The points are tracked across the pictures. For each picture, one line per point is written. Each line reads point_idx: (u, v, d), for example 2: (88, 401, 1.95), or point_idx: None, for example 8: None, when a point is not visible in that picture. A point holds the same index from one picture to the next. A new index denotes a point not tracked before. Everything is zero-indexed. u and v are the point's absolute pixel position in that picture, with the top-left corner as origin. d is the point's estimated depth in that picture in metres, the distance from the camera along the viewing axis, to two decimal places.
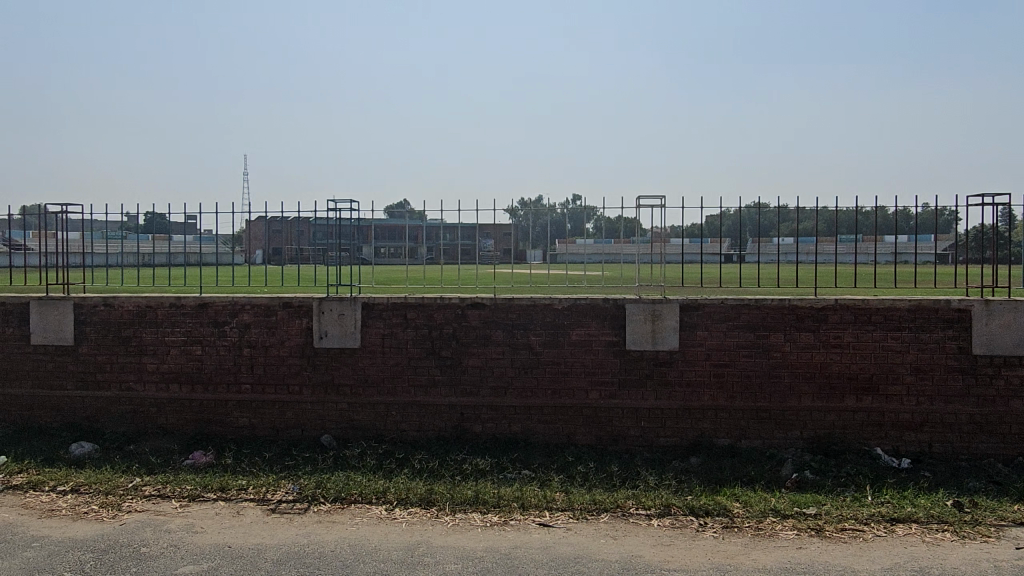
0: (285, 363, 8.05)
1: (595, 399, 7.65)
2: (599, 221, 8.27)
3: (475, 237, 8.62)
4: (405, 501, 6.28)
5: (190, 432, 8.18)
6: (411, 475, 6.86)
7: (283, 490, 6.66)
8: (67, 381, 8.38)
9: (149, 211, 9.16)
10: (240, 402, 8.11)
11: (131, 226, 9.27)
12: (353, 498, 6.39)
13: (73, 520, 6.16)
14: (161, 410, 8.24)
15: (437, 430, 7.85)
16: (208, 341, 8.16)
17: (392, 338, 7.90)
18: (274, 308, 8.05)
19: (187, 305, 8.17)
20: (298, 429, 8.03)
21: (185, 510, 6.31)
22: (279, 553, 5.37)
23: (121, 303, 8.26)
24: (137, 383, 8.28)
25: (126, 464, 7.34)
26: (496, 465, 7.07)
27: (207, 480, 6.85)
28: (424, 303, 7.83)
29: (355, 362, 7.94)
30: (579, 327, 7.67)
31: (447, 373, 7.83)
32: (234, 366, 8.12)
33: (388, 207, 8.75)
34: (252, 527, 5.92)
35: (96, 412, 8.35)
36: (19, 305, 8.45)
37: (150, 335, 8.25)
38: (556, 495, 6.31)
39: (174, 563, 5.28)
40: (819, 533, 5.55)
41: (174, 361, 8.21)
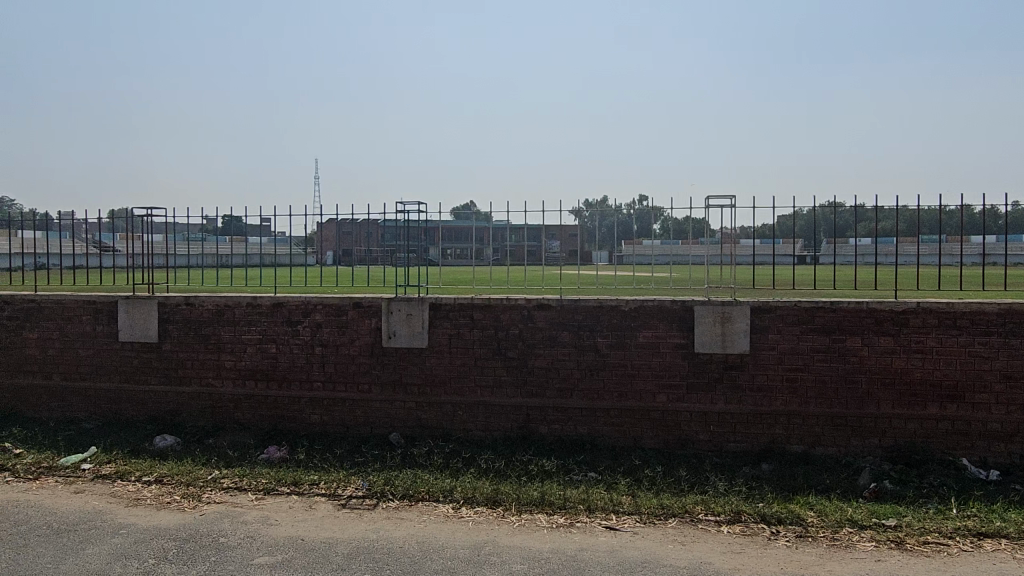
0: (355, 361, 8.22)
1: (663, 402, 7.54)
2: (667, 221, 8.18)
3: (541, 237, 8.67)
4: (471, 500, 6.34)
5: (266, 428, 8.45)
6: (477, 474, 6.91)
7: (352, 486, 6.81)
8: (152, 376, 8.80)
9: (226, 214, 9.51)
10: (313, 399, 8.33)
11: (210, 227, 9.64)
12: (421, 496, 6.48)
13: (157, 510, 6.46)
14: (237, 406, 8.55)
15: (503, 430, 7.88)
16: (282, 339, 8.42)
17: (459, 338, 7.98)
18: (344, 308, 8.24)
19: (262, 304, 8.45)
20: (368, 427, 8.20)
21: (260, 503, 6.53)
22: (350, 547, 5.49)
23: (201, 302, 8.61)
24: (215, 379, 8.61)
25: (206, 456, 7.64)
26: (562, 467, 7.06)
27: (281, 474, 7.07)
28: (491, 304, 7.88)
29: (423, 361, 8.06)
30: (646, 329, 7.58)
31: (513, 374, 7.85)
32: (307, 363, 8.35)
33: (454, 208, 8.83)
34: (324, 521, 6.07)
35: (178, 407, 8.73)
36: (107, 304, 8.91)
37: (228, 333, 8.57)
38: (623, 498, 6.25)
39: (251, 553, 5.47)
40: (899, 546, 5.33)
41: (250, 359, 8.51)
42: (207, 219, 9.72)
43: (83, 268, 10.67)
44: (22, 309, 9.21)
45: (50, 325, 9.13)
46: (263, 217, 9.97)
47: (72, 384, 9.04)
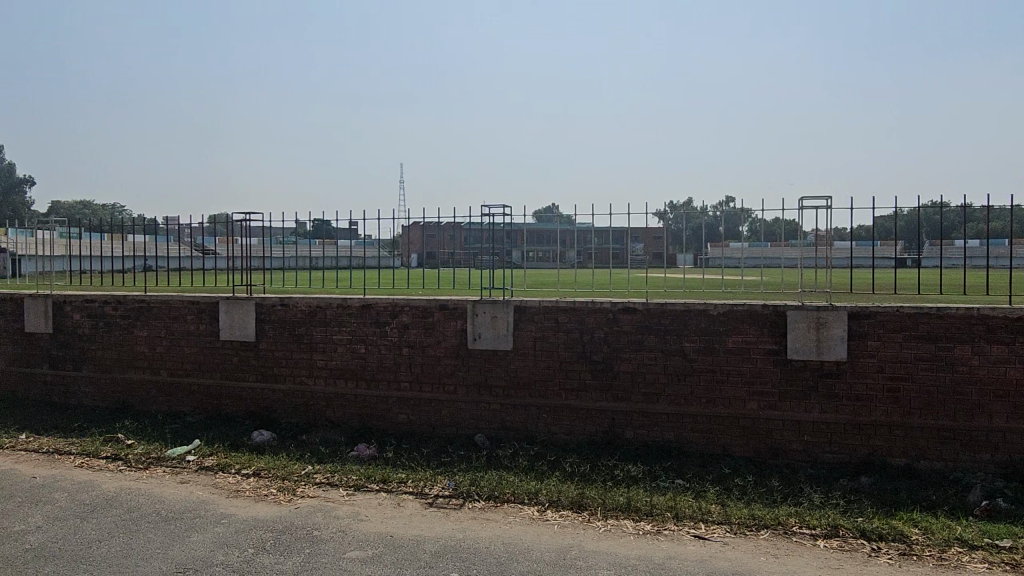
0: (441, 362, 8.36)
1: (754, 409, 7.33)
2: (756, 223, 7.92)
3: (625, 240, 8.59)
4: (557, 503, 6.33)
5: (355, 425, 8.70)
6: (562, 477, 6.90)
7: (439, 485, 6.91)
8: (250, 374, 9.20)
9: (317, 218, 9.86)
10: (401, 398, 8.51)
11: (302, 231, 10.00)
12: (506, 497, 6.52)
13: (255, 501, 6.75)
14: (329, 404, 8.83)
15: (588, 434, 7.84)
16: (371, 340, 8.64)
17: (544, 341, 7.99)
18: (431, 310, 8.39)
19: (352, 306, 8.70)
20: (453, 427, 8.32)
21: (351, 499, 6.73)
22: (437, 545, 5.58)
23: (296, 303, 8.94)
24: (308, 377, 8.92)
25: (299, 452, 7.94)
26: (649, 473, 6.96)
27: (371, 471, 7.26)
28: (575, 307, 7.86)
29: (508, 363, 8.11)
30: (736, 334, 7.38)
31: (598, 378, 7.80)
32: (395, 364, 8.54)
33: (537, 211, 8.81)
34: (412, 519, 6.20)
35: (274, 403, 9.09)
36: (210, 304, 9.38)
37: (320, 333, 8.88)
38: (712, 507, 6.11)
39: (343, 547, 5.65)
40: (1015, 569, 4.99)
41: (341, 358, 8.77)
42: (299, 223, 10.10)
43: (184, 269, 11.21)
44: (133, 309, 9.81)
45: (158, 324, 9.69)
46: (352, 221, 10.27)
47: (178, 380, 9.56)
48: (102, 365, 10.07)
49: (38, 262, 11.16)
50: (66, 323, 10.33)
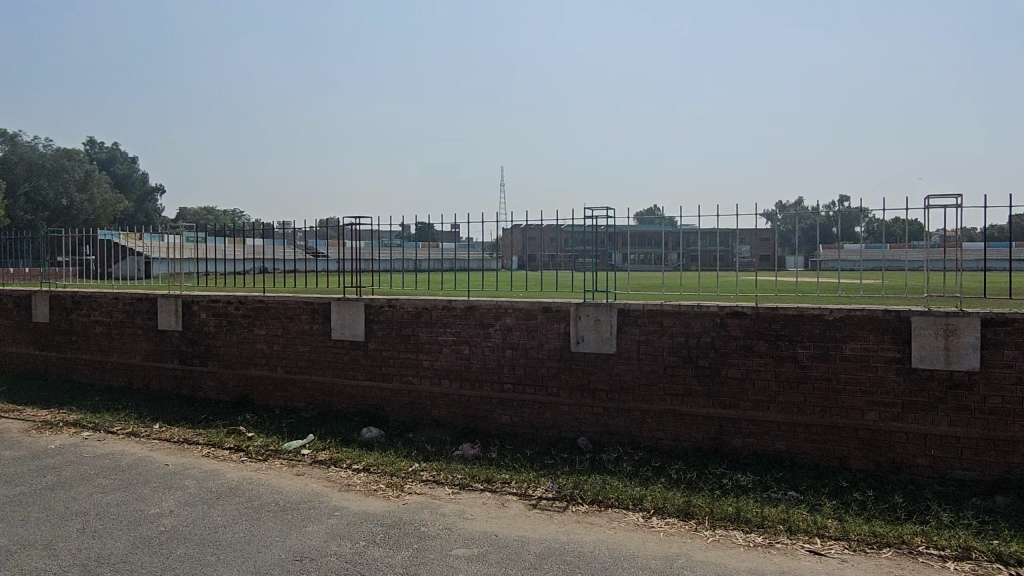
0: (544, 365, 8.38)
1: (873, 420, 6.94)
2: (871, 224, 7.55)
3: (731, 241, 8.36)
4: (662, 510, 6.22)
5: (460, 425, 8.86)
6: (668, 484, 6.78)
7: (543, 487, 6.94)
8: (359, 372, 9.55)
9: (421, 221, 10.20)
10: (504, 400, 8.60)
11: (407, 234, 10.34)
12: (610, 502, 6.47)
13: (366, 496, 6.99)
14: (434, 403, 9.03)
15: (694, 441, 7.67)
16: (475, 341, 8.78)
17: (648, 345, 7.87)
18: (534, 312, 8.43)
19: (457, 307, 8.86)
20: (556, 430, 8.33)
21: (456, 497, 6.86)
22: (541, 547, 5.60)
23: (403, 304, 9.20)
24: (414, 377, 9.16)
25: (407, 449, 8.16)
26: (759, 483, 6.72)
27: (475, 471, 7.38)
28: (681, 310, 7.69)
29: (611, 367, 8.03)
30: (853, 340, 7.02)
31: (705, 383, 7.60)
32: (498, 365, 8.63)
33: (638, 213, 8.77)
34: (516, 519, 6.25)
35: (382, 401, 9.40)
36: (323, 305, 9.80)
37: (426, 333, 9.09)
38: (827, 521, 5.84)
39: (449, 544, 5.76)
40: None
41: (446, 358, 8.96)
42: (405, 226, 10.46)
43: (296, 271, 11.74)
44: (253, 309, 10.39)
45: (275, 323, 10.21)
46: (455, 225, 10.51)
47: (293, 377, 10.04)
48: (225, 362, 10.71)
49: (168, 265, 11.98)
50: (194, 322, 11.06)
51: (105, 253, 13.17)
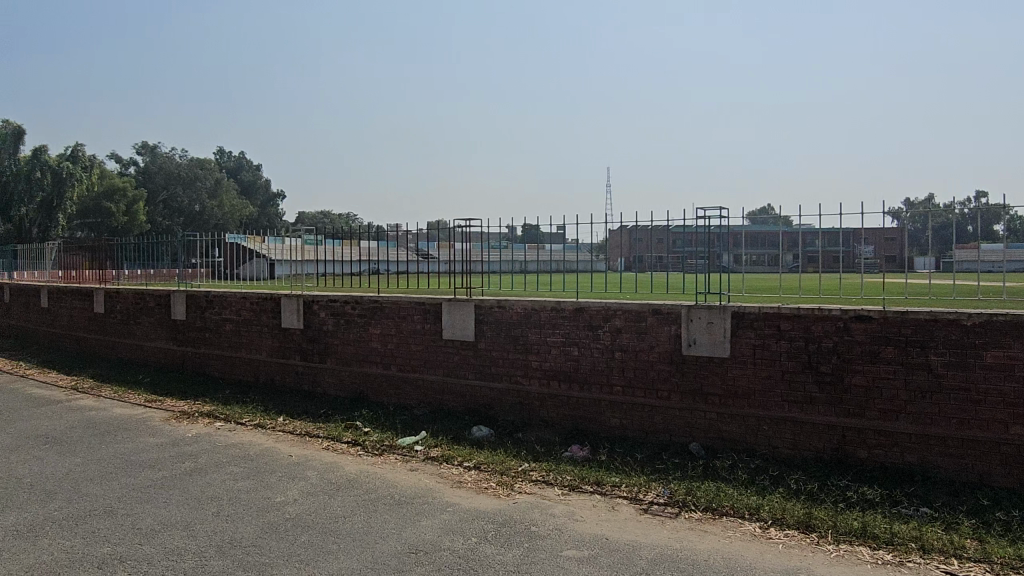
0: (654, 368, 8.25)
1: (1018, 435, 6.41)
2: (1011, 220, 7.03)
3: (851, 242, 7.97)
4: (781, 521, 5.99)
5: (568, 427, 8.87)
6: (786, 495, 6.52)
7: (654, 492, 6.83)
8: (469, 372, 9.73)
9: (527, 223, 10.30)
10: (613, 402, 8.53)
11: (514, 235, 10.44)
12: (725, 510, 6.29)
13: (477, 493, 7.12)
14: (543, 404, 9.08)
15: (815, 451, 7.33)
16: (584, 343, 8.76)
17: (764, 349, 7.59)
18: (644, 314, 8.32)
19: (566, 309, 8.87)
20: (667, 434, 8.18)
21: (566, 498, 6.87)
22: (653, 553, 5.52)
23: (512, 305, 9.31)
24: (523, 377, 9.25)
25: (516, 449, 8.25)
26: (887, 497, 6.35)
27: (585, 472, 7.36)
28: (800, 314, 7.38)
29: (725, 371, 7.81)
30: (995, 348, 6.51)
31: (826, 391, 7.26)
32: (607, 367, 8.58)
33: (751, 213, 8.50)
34: (628, 523, 6.19)
35: (492, 401, 9.54)
36: (434, 305, 10.06)
37: (535, 334, 9.16)
38: (966, 541, 5.44)
39: (560, 545, 5.78)
40: None
41: (554, 359, 8.98)
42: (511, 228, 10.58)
43: (406, 272, 12.10)
44: (368, 308, 10.80)
45: (389, 323, 10.57)
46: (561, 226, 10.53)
47: (406, 375, 10.37)
48: (342, 359, 11.19)
49: (290, 267, 12.65)
50: (314, 320, 11.63)
51: (233, 255, 14.06)
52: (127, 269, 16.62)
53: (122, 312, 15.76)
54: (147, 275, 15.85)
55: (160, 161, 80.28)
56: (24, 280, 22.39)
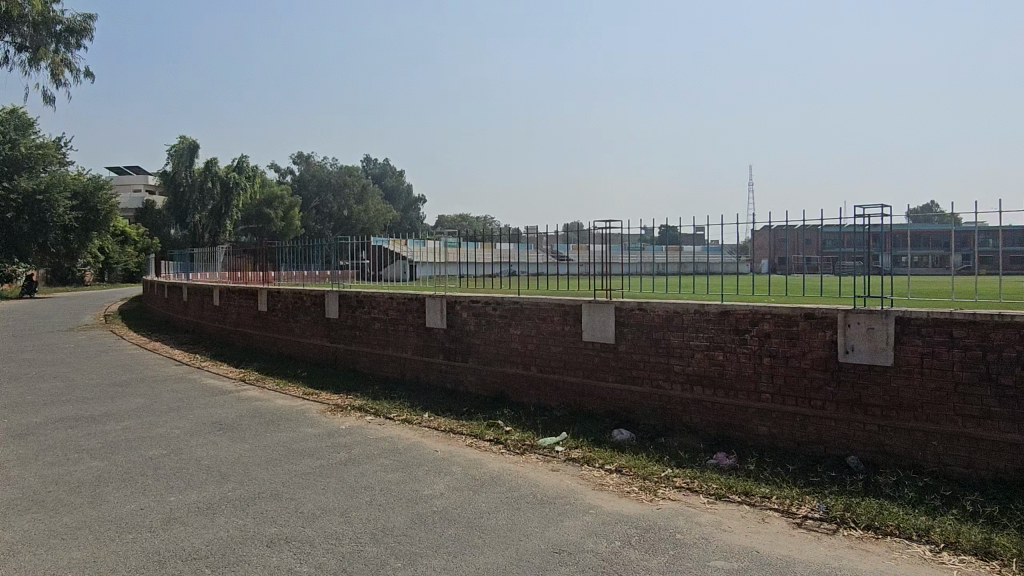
0: (807, 375, 7.84)
1: None
2: None
3: None
4: (955, 545, 5.51)
5: (713, 434, 8.62)
6: (960, 517, 6.00)
7: (808, 506, 6.50)
8: (610, 374, 9.67)
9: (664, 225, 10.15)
10: (762, 410, 8.19)
11: (650, 237, 10.31)
12: (889, 530, 5.87)
13: (620, 497, 7.07)
14: (686, 409, 8.87)
15: (995, 471, 6.68)
16: (729, 347, 8.47)
17: (934, 358, 7.01)
18: (795, 318, 7.93)
19: (710, 312, 8.62)
20: (821, 446, 7.75)
21: (712, 507, 6.67)
22: (809, 570, 5.25)
23: (653, 308, 9.16)
24: (665, 381, 9.07)
25: (659, 454, 8.12)
26: None
27: (732, 482, 7.12)
28: (976, 321, 6.76)
29: (887, 381, 7.29)
30: None
31: (1008, 406, 6.59)
32: (755, 373, 8.25)
33: (912, 211, 7.93)
34: (780, 537, 5.92)
35: (632, 404, 9.43)
36: (574, 307, 10.09)
37: (677, 338, 8.96)
38: None
39: (708, 555, 5.62)
40: None
41: (698, 364, 8.75)
42: (647, 229, 10.46)
43: (545, 273, 12.20)
44: (509, 309, 11.00)
45: (529, 324, 10.71)
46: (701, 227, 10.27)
47: (546, 376, 10.47)
48: (484, 359, 11.47)
49: (434, 269, 13.12)
50: (456, 320, 11.99)
51: (376, 258, 14.76)
52: (286, 271, 17.88)
53: (282, 311, 17.00)
54: (303, 276, 16.97)
55: (313, 169, 85.94)
56: (199, 281, 24.65)
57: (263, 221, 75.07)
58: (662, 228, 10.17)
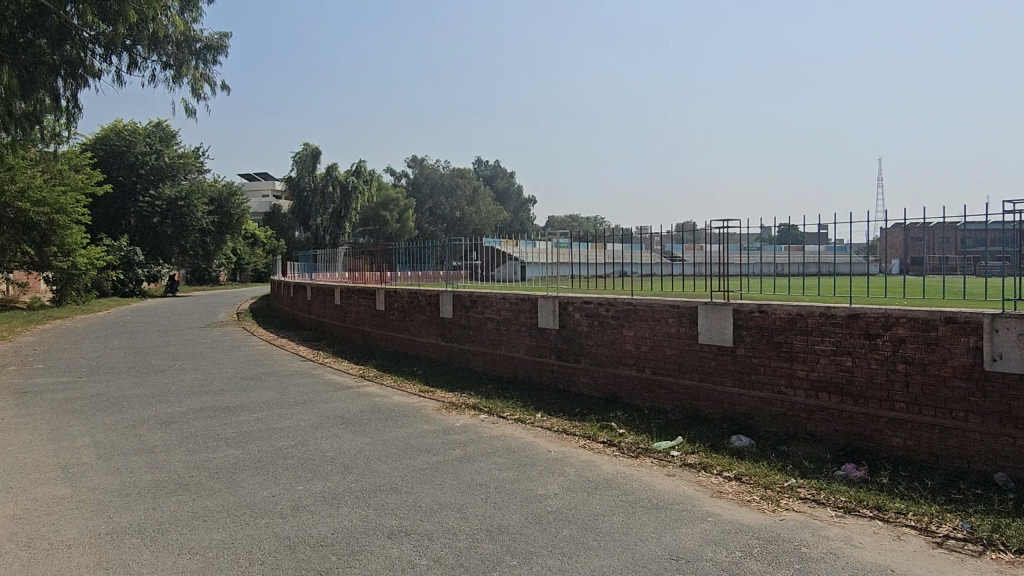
0: (948, 385, 7.30)
1: None
2: None
3: None
4: None
5: (840, 444, 8.18)
6: None
7: (949, 525, 6.04)
8: (728, 378, 9.38)
9: (783, 223, 9.74)
10: (895, 420, 7.70)
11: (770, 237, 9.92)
12: None
13: (739, 505, 6.84)
14: (810, 416, 8.48)
15: None
16: (859, 352, 8.01)
17: None
18: (934, 322, 7.40)
19: (838, 315, 8.19)
20: (963, 460, 7.19)
21: (841, 521, 6.34)
22: None
23: (775, 310, 8.81)
24: (787, 387, 8.70)
25: (781, 463, 7.80)
26: None
27: (862, 495, 6.74)
28: None
29: None
30: None
31: None
32: (887, 381, 7.76)
33: None
34: (918, 557, 5.55)
35: (752, 410, 9.11)
36: (690, 308, 9.86)
37: (801, 342, 8.57)
38: None
39: (837, 571, 5.34)
40: None
41: (823, 370, 8.34)
42: (766, 228, 10.07)
43: (658, 274, 12.01)
44: (622, 310, 10.90)
45: (643, 325, 10.56)
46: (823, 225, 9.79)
47: (660, 378, 10.29)
48: (597, 360, 11.40)
49: (547, 269, 13.17)
50: (569, 321, 11.99)
51: (488, 258, 15.02)
52: (401, 271, 18.46)
53: (399, 310, 17.58)
54: (417, 276, 17.48)
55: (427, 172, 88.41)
56: (321, 280, 25.88)
57: (380, 222, 77.99)
58: (782, 226, 9.76)
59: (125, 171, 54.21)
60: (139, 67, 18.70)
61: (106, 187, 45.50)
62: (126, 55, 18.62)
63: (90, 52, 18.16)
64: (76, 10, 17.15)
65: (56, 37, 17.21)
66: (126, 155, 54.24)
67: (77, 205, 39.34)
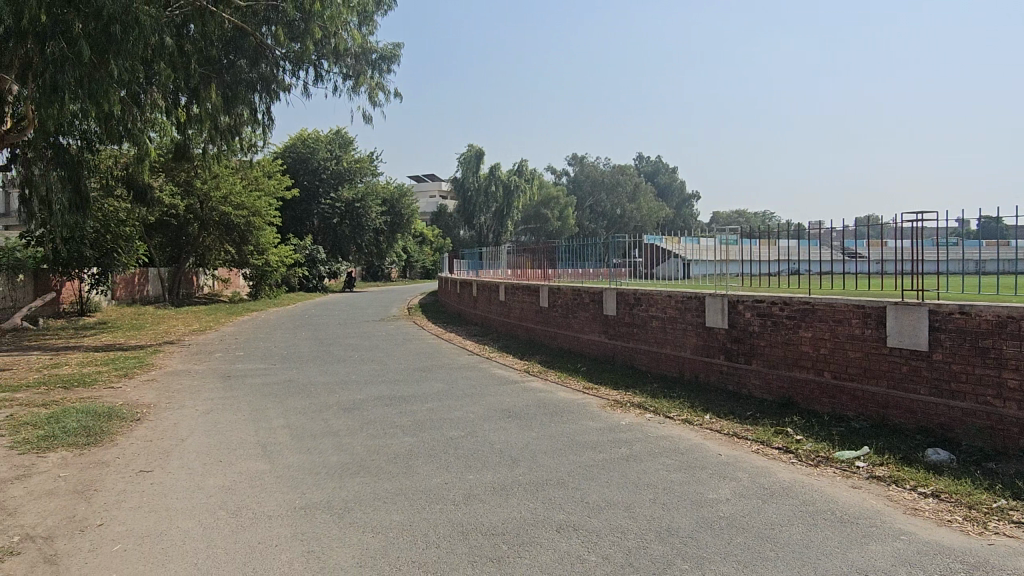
0: None
1: None
2: None
3: None
4: None
5: None
6: None
7: None
8: (922, 386, 8.60)
9: (983, 215, 8.78)
10: None
11: (968, 231, 8.99)
12: None
13: (938, 525, 6.25)
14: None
15: None
16: None
17: None
18: None
19: None
20: None
21: None
22: None
23: (980, 312, 7.96)
24: (996, 398, 7.82)
25: (988, 481, 7.03)
26: None
27: None
28: None
29: None
30: None
31: None
32: None
33: None
34: None
35: (951, 422, 8.28)
36: (877, 309, 9.13)
37: (1012, 348, 7.67)
38: None
39: None
40: None
41: None
42: (963, 221, 9.12)
43: (836, 273, 11.28)
44: (798, 310, 10.32)
45: (822, 326, 9.94)
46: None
47: (842, 383, 9.63)
48: (770, 361, 10.87)
49: (715, 267, 12.62)
50: (739, 320, 11.53)
51: (650, 256, 14.85)
52: (563, 268, 18.56)
53: (562, 306, 17.77)
54: (578, 273, 17.56)
55: (588, 170, 88.62)
56: (487, 276, 26.73)
57: (541, 220, 79.26)
58: (982, 219, 8.80)
59: (310, 176, 58.95)
60: (324, 80, 20.24)
61: (293, 191, 49.66)
62: (312, 70, 20.18)
63: (282, 68, 19.82)
64: (270, 31, 19.01)
65: (253, 56, 19.18)
66: (310, 161, 58.91)
67: (270, 209, 43.31)
